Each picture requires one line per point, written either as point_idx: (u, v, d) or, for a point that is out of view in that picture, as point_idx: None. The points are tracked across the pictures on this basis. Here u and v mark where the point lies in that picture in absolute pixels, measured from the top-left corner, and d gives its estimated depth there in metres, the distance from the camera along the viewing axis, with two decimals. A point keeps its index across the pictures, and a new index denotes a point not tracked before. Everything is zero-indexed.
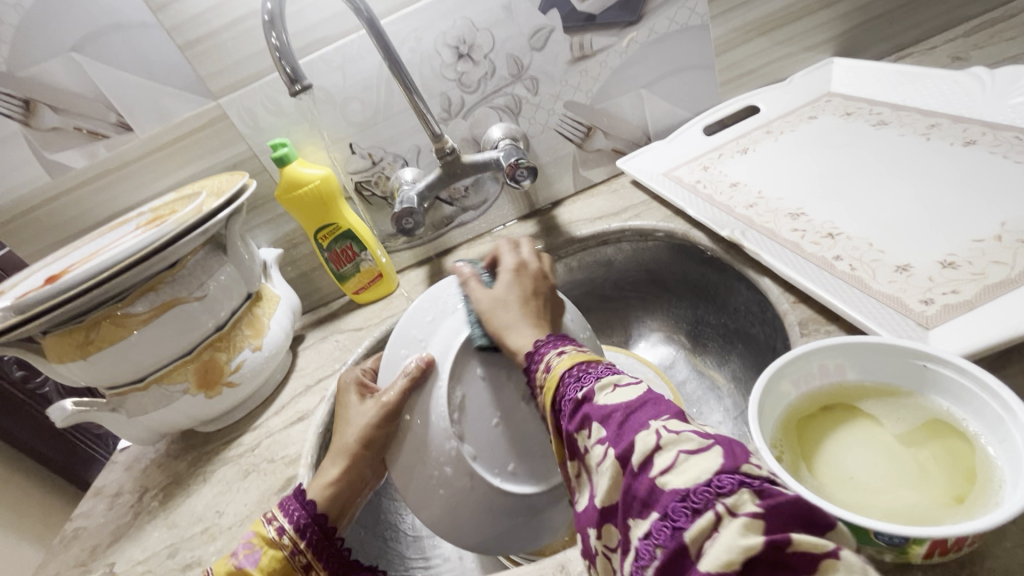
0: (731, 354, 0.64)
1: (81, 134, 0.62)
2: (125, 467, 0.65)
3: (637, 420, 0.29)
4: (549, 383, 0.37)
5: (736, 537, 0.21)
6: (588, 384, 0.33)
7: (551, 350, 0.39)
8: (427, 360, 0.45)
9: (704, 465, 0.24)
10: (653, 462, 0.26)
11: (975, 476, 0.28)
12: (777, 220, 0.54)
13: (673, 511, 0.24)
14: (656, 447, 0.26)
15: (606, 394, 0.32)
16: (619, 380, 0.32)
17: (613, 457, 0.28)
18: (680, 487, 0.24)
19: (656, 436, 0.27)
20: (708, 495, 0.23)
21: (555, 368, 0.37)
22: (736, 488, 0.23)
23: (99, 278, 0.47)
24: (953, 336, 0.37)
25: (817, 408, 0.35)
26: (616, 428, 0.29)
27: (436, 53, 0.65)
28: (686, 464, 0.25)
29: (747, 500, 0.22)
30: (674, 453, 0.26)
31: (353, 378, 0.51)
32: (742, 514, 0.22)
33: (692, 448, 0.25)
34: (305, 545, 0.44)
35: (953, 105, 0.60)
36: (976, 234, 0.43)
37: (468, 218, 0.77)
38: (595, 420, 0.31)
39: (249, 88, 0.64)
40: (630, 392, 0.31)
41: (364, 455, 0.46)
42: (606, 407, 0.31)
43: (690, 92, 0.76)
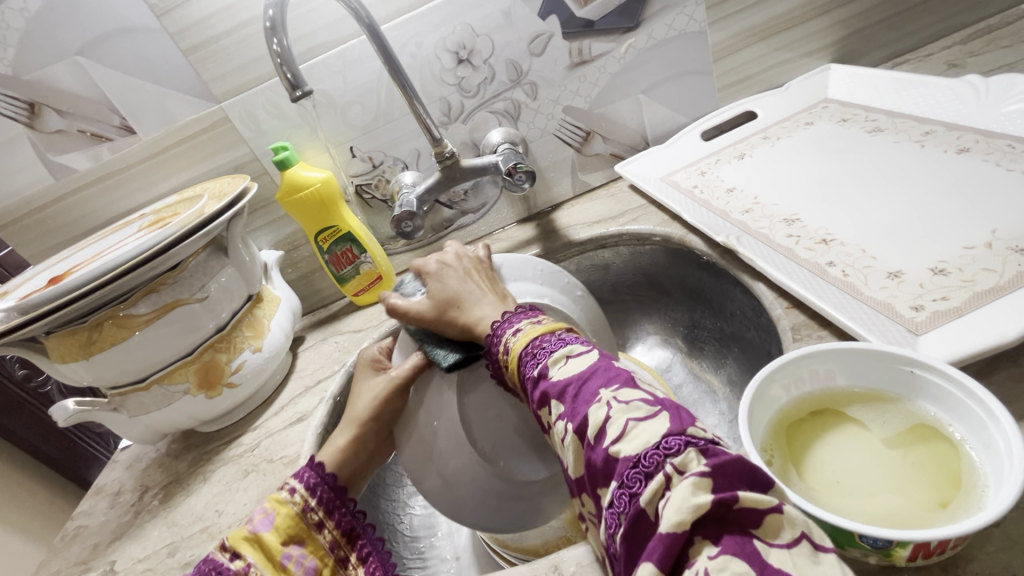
0: (727, 358, 0.64)
1: (84, 137, 0.63)
2: (127, 466, 0.66)
3: (589, 390, 0.31)
4: (510, 363, 0.39)
5: (686, 497, 0.24)
6: (542, 360, 0.36)
7: (508, 329, 0.41)
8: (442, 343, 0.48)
9: (652, 430, 0.28)
10: (606, 433, 0.29)
11: (960, 481, 0.29)
12: (772, 226, 0.55)
13: (629, 478, 0.27)
14: (606, 418, 0.29)
15: (560, 367, 0.34)
16: (571, 351, 0.35)
17: (571, 431, 0.31)
18: (631, 453, 0.27)
19: (606, 408, 0.30)
20: (658, 457, 0.26)
21: (514, 346, 0.39)
22: (683, 448, 0.26)
23: (104, 279, 0.48)
24: (941, 341, 0.37)
25: (806, 413, 0.35)
26: (571, 403, 0.32)
27: (436, 57, 0.66)
28: (635, 431, 0.28)
29: (694, 459, 0.26)
30: (624, 421, 0.29)
31: (370, 355, 0.53)
32: (690, 474, 0.25)
33: (640, 416, 0.29)
34: (318, 502, 0.44)
35: (948, 113, 0.61)
36: (967, 241, 0.44)
37: (468, 221, 0.77)
38: (553, 397, 0.33)
39: (250, 92, 0.65)
40: (580, 363, 0.34)
41: (374, 424, 0.48)
42: (560, 382, 0.33)
43: (689, 97, 0.77)
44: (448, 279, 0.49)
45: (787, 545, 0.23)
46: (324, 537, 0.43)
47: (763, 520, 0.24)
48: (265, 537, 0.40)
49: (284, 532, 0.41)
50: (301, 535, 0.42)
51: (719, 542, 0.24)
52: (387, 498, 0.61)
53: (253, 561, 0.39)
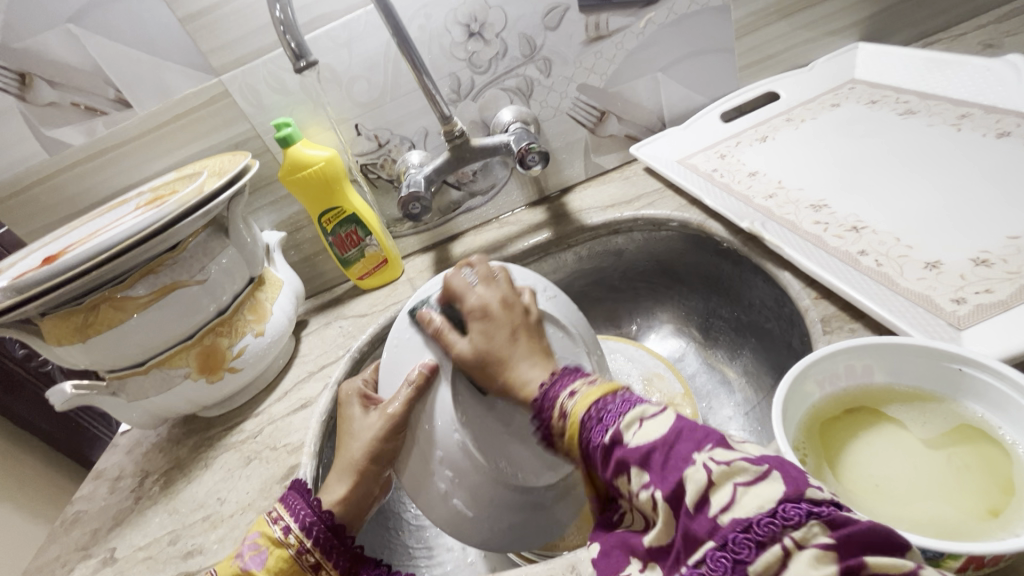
0: (743, 348, 0.63)
1: (78, 110, 0.60)
2: (127, 450, 0.65)
3: (679, 454, 0.26)
4: (570, 427, 0.34)
5: (812, 573, 0.21)
6: (612, 426, 0.31)
7: (563, 391, 0.37)
8: (431, 367, 0.43)
9: (763, 496, 0.23)
10: (710, 498, 0.24)
11: (1012, 488, 0.27)
12: (798, 212, 0.52)
13: (736, 543, 0.22)
14: (708, 482, 0.24)
15: (633, 433, 0.29)
16: (644, 415, 0.30)
17: (661, 499, 0.26)
18: (741, 518, 0.23)
19: (706, 470, 0.25)
20: (775, 527, 0.22)
21: (573, 411, 0.35)
22: (805, 520, 0.22)
23: (99, 259, 0.46)
24: (987, 336, 0.35)
25: (841, 411, 0.34)
26: (659, 469, 0.27)
27: (446, 30, 0.63)
28: (746, 498, 0.23)
29: (818, 532, 0.22)
30: (730, 487, 0.24)
31: (354, 390, 0.49)
32: (812, 546, 0.21)
33: (749, 479, 0.24)
34: (313, 543, 0.41)
35: (985, 95, 0.58)
36: (1011, 231, 0.41)
37: (476, 204, 0.75)
38: (633, 463, 0.28)
39: (251, 65, 0.62)
40: (659, 425, 0.28)
41: (374, 470, 0.44)
42: (641, 447, 0.28)
43: (709, 77, 0.74)
44: (491, 326, 0.43)
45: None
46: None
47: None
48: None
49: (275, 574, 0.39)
50: None
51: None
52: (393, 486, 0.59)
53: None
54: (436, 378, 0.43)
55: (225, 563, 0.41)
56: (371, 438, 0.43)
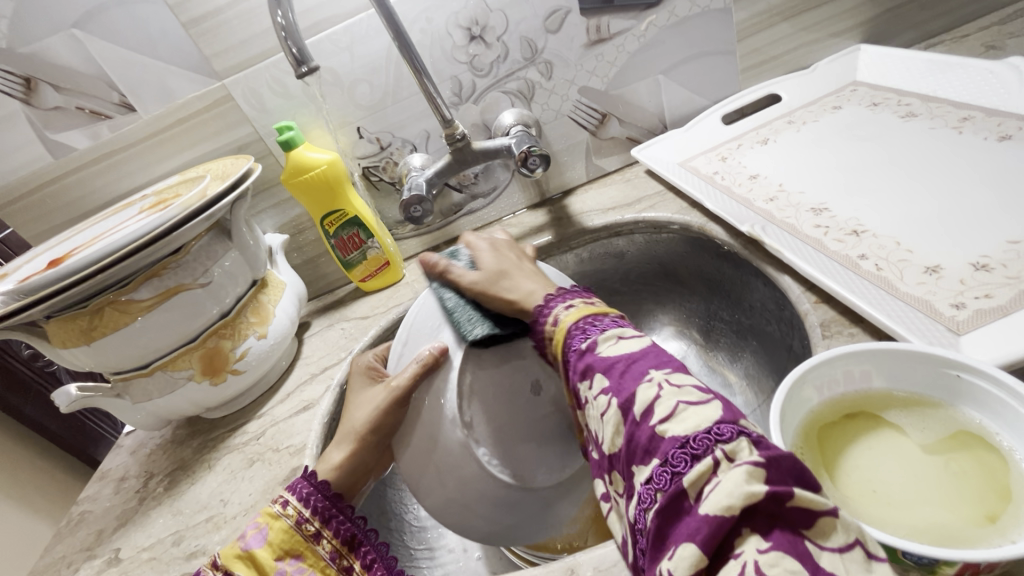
0: (744, 351, 0.63)
1: (83, 114, 0.60)
2: (132, 451, 0.65)
3: (638, 368, 0.33)
4: (557, 335, 0.41)
5: (741, 485, 0.24)
6: (592, 336, 0.37)
7: (560, 304, 0.43)
8: (442, 349, 0.43)
9: (704, 415, 0.28)
10: (654, 411, 0.30)
11: (1009, 494, 0.27)
12: (798, 215, 0.52)
13: (675, 457, 0.27)
14: (656, 397, 0.30)
15: (609, 345, 0.36)
16: (621, 334, 0.37)
17: (615, 405, 0.32)
18: (680, 434, 0.28)
19: (657, 388, 0.31)
20: (708, 441, 0.27)
21: (564, 321, 0.41)
22: (735, 437, 0.27)
23: (103, 263, 0.46)
24: (986, 342, 0.35)
25: (839, 416, 0.34)
26: (618, 378, 0.33)
27: (447, 33, 0.63)
28: (685, 413, 0.29)
29: (745, 450, 0.26)
30: (674, 403, 0.29)
31: (364, 364, 0.51)
32: (743, 464, 0.25)
33: (691, 400, 0.29)
34: (312, 513, 0.40)
35: (987, 97, 0.58)
36: (1012, 235, 0.41)
37: (477, 206, 0.75)
38: (598, 371, 0.35)
39: (254, 69, 0.62)
40: (631, 345, 0.35)
41: (373, 439, 0.44)
42: (608, 359, 0.35)
43: (710, 79, 0.74)
44: (500, 258, 0.51)
45: (838, 547, 0.23)
46: (323, 547, 0.40)
47: (817, 521, 0.23)
48: (257, 551, 0.38)
49: (277, 547, 0.39)
50: (298, 549, 0.39)
51: (769, 536, 0.23)
52: (394, 488, 0.60)
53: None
54: (445, 360, 0.44)
55: (224, 546, 0.40)
56: (374, 409, 0.44)
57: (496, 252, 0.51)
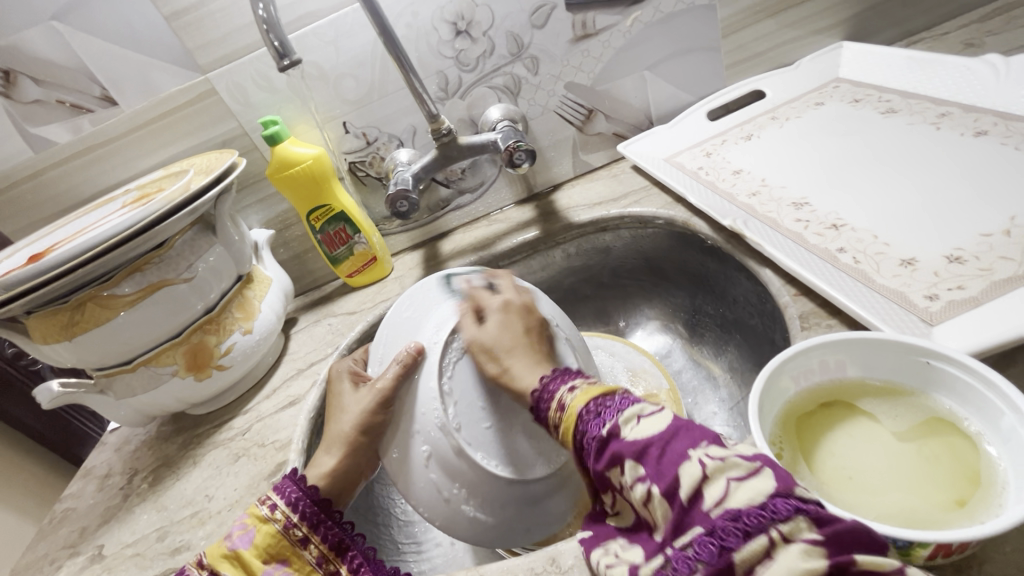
0: (728, 345, 0.63)
1: (64, 107, 0.60)
2: (116, 448, 0.65)
3: (675, 450, 0.27)
4: (566, 422, 0.34)
5: (797, 563, 0.22)
6: (610, 419, 0.31)
7: (562, 386, 0.37)
8: (418, 348, 0.44)
9: (755, 489, 0.24)
10: (704, 493, 0.25)
11: (979, 478, 0.28)
12: (780, 209, 0.53)
13: (724, 531, 0.24)
14: (702, 477, 0.25)
15: (632, 428, 0.29)
16: (642, 411, 0.30)
17: (657, 494, 0.27)
18: (731, 509, 0.24)
19: (700, 466, 0.25)
20: (763, 520, 0.23)
21: (571, 404, 0.34)
22: (792, 514, 0.23)
23: (84, 257, 0.46)
24: (958, 331, 0.36)
25: (816, 405, 0.34)
26: (655, 463, 0.27)
27: (433, 28, 0.63)
28: (738, 491, 0.24)
29: (804, 527, 0.23)
30: (724, 481, 0.25)
31: (346, 369, 0.51)
32: (801, 540, 0.22)
33: (742, 475, 0.25)
34: (300, 518, 0.40)
35: (964, 93, 0.59)
36: (984, 228, 0.42)
37: (465, 202, 0.75)
38: (628, 458, 0.28)
39: (238, 63, 0.62)
40: (657, 423, 0.29)
41: (365, 442, 0.45)
42: (638, 443, 0.28)
43: (695, 75, 0.74)
44: (501, 327, 0.44)
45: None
46: (310, 553, 0.39)
47: None
48: (244, 555, 0.38)
49: (264, 551, 0.38)
50: (285, 554, 0.38)
51: None
52: (382, 484, 0.60)
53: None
54: (422, 359, 0.44)
55: (210, 547, 0.39)
56: (363, 414, 0.44)
57: (504, 321, 0.45)
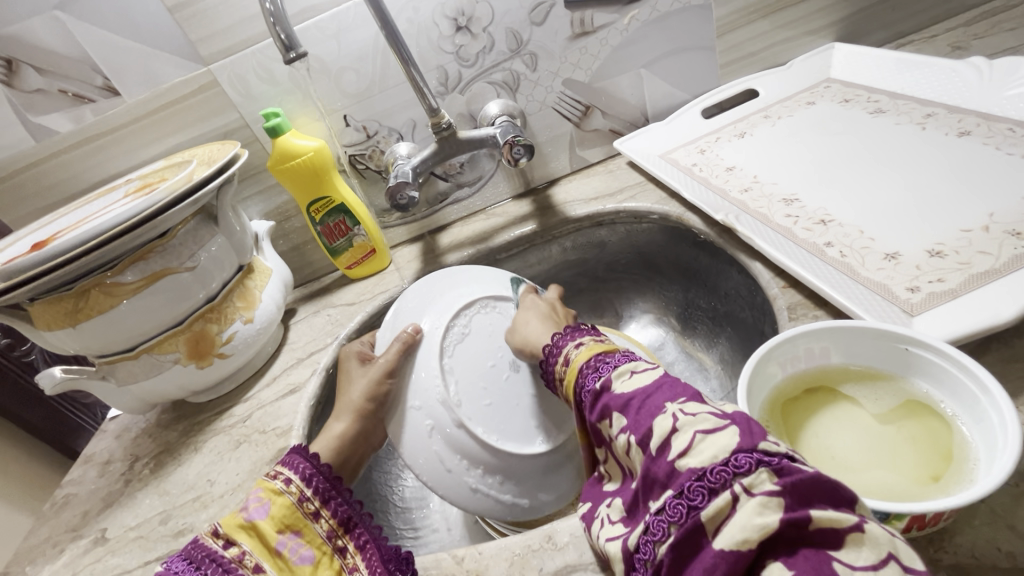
0: (719, 337, 0.65)
1: (66, 97, 0.60)
2: (116, 435, 0.66)
3: (654, 403, 0.31)
4: (569, 375, 0.40)
5: (752, 516, 0.24)
6: (605, 373, 0.36)
7: (569, 342, 0.42)
8: (417, 328, 0.48)
9: (720, 444, 0.27)
10: (673, 445, 0.28)
11: (951, 456, 0.30)
12: (770, 205, 0.54)
13: (691, 490, 0.26)
14: (673, 429, 0.29)
15: (623, 381, 0.34)
16: (636, 368, 0.35)
17: (635, 443, 0.31)
18: (696, 466, 0.27)
19: (673, 419, 0.29)
20: (726, 475, 0.26)
21: (575, 360, 0.40)
22: (754, 467, 0.25)
23: (89, 245, 0.46)
24: (937, 321, 0.38)
25: (801, 391, 0.36)
26: (635, 414, 0.32)
27: (434, 24, 0.64)
28: (703, 444, 0.27)
29: (765, 480, 0.25)
30: (692, 433, 0.28)
31: (354, 350, 0.53)
32: (758, 494, 0.24)
33: (708, 428, 0.28)
34: (313, 492, 0.41)
35: (949, 95, 0.60)
36: (964, 224, 0.44)
37: (463, 195, 0.76)
38: (615, 410, 0.33)
39: (240, 55, 0.62)
40: (645, 378, 0.33)
41: (372, 413, 0.47)
42: (624, 396, 0.33)
43: (690, 73, 0.76)
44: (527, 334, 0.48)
45: (870, 566, 0.22)
46: (321, 526, 0.40)
47: (842, 538, 0.23)
48: (260, 526, 0.38)
49: (279, 521, 0.39)
50: (298, 525, 0.39)
51: (790, 562, 0.23)
52: (381, 471, 0.62)
53: (249, 550, 0.37)
54: (421, 339, 0.48)
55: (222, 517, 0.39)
56: (372, 385, 0.47)
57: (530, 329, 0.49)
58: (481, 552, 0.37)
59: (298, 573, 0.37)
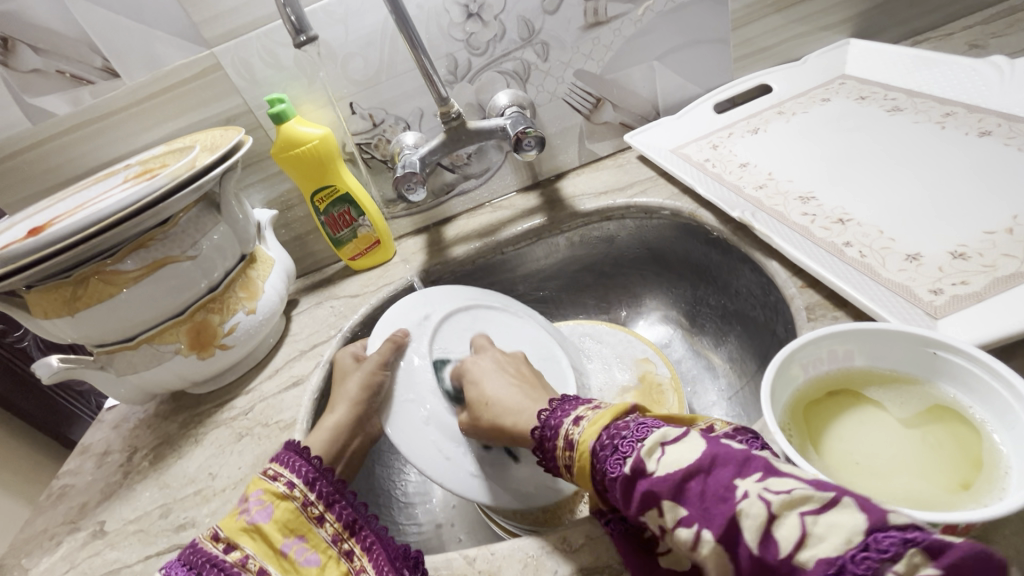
0: (728, 335, 0.64)
1: (63, 78, 0.58)
2: (114, 425, 0.64)
3: (719, 485, 0.26)
4: (579, 455, 0.35)
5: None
6: (631, 455, 0.30)
7: (568, 418, 0.38)
8: (405, 332, 0.52)
9: (844, 526, 0.23)
10: (778, 535, 0.24)
11: (981, 463, 0.29)
12: (786, 203, 0.53)
13: None
14: (771, 516, 0.24)
15: (660, 461, 0.29)
16: (666, 438, 0.30)
17: (712, 540, 0.25)
18: (829, 556, 0.22)
19: (765, 503, 0.24)
20: (872, 563, 0.21)
21: (583, 437, 0.35)
22: (902, 549, 0.21)
23: (89, 231, 0.45)
24: (962, 324, 0.37)
25: (823, 393, 0.35)
26: (701, 504, 0.26)
27: (444, 10, 0.62)
28: (821, 529, 0.23)
29: (921, 563, 0.21)
30: (799, 517, 0.24)
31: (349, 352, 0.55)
32: None
33: (817, 508, 0.23)
34: (317, 496, 0.40)
35: (969, 94, 0.60)
36: (987, 226, 0.43)
37: (470, 186, 0.75)
38: (667, 499, 0.27)
39: (244, 38, 0.61)
40: (688, 451, 0.28)
41: (369, 403, 0.48)
42: (673, 480, 0.28)
43: (703, 67, 0.74)
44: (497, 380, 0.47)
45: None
46: (325, 531, 0.39)
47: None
48: (263, 529, 0.37)
49: (283, 525, 0.38)
50: (302, 529, 0.39)
51: None
52: (383, 466, 0.61)
53: (252, 554, 0.37)
54: (410, 341, 0.52)
55: (224, 520, 0.39)
56: (368, 376, 0.48)
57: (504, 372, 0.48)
58: (492, 550, 0.36)
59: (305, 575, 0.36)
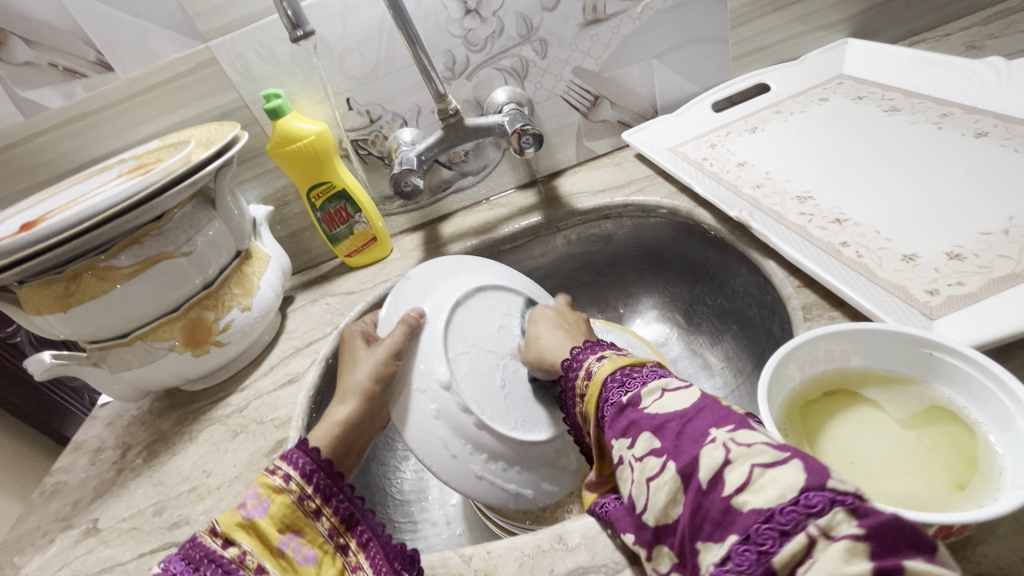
0: (725, 334, 0.64)
1: (56, 71, 0.57)
2: (108, 422, 0.64)
3: (695, 429, 0.29)
4: (592, 388, 0.39)
5: (838, 563, 0.21)
6: (633, 389, 0.35)
7: (591, 355, 0.41)
8: (419, 312, 0.48)
9: (784, 481, 0.24)
10: (726, 479, 0.26)
11: (976, 463, 0.29)
12: (784, 202, 0.53)
13: (758, 533, 0.24)
14: (726, 461, 0.26)
15: (654, 399, 0.33)
16: (666, 386, 0.33)
17: (673, 471, 0.28)
18: (762, 506, 0.24)
19: (725, 449, 0.27)
20: (797, 515, 0.23)
21: (597, 373, 0.39)
22: (828, 507, 0.23)
23: (83, 226, 0.44)
24: (958, 325, 0.37)
25: (820, 393, 0.35)
26: (673, 440, 0.29)
27: (442, 6, 0.62)
28: (763, 479, 0.25)
29: (842, 520, 0.22)
30: (748, 467, 0.26)
31: (357, 329, 0.53)
32: (840, 537, 0.22)
33: (768, 461, 0.25)
34: (314, 489, 0.40)
35: (966, 95, 0.60)
36: (984, 227, 0.43)
37: (467, 184, 0.75)
38: (647, 429, 0.31)
39: (240, 32, 0.60)
40: (681, 399, 0.32)
41: (377, 398, 0.47)
42: (658, 416, 0.31)
43: (702, 65, 0.74)
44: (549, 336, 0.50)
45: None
46: (322, 525, 0.39)
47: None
48: (259, 525, 0.37)
49: (279, 521, 0.38)
50: (299, 524, 0.38)
51: None
52: (379, 463, 0.61)
53: (249, 549, 0.36)
54: (424, 322, 0.48)
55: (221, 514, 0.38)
56: (379, 366, 0.47)
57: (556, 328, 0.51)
58: (490, 549, 0.36)
59: (303, 573, 0.36)
